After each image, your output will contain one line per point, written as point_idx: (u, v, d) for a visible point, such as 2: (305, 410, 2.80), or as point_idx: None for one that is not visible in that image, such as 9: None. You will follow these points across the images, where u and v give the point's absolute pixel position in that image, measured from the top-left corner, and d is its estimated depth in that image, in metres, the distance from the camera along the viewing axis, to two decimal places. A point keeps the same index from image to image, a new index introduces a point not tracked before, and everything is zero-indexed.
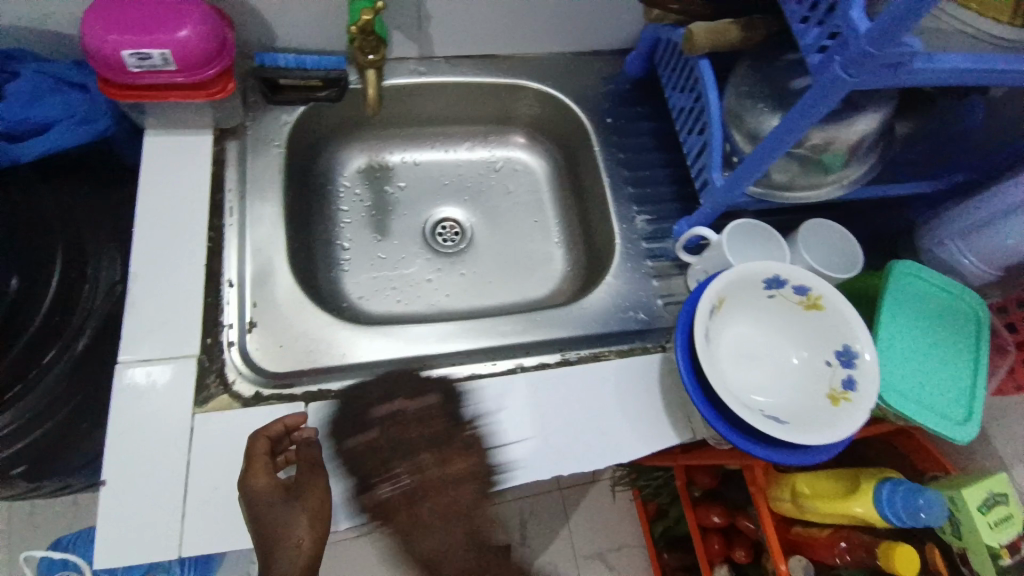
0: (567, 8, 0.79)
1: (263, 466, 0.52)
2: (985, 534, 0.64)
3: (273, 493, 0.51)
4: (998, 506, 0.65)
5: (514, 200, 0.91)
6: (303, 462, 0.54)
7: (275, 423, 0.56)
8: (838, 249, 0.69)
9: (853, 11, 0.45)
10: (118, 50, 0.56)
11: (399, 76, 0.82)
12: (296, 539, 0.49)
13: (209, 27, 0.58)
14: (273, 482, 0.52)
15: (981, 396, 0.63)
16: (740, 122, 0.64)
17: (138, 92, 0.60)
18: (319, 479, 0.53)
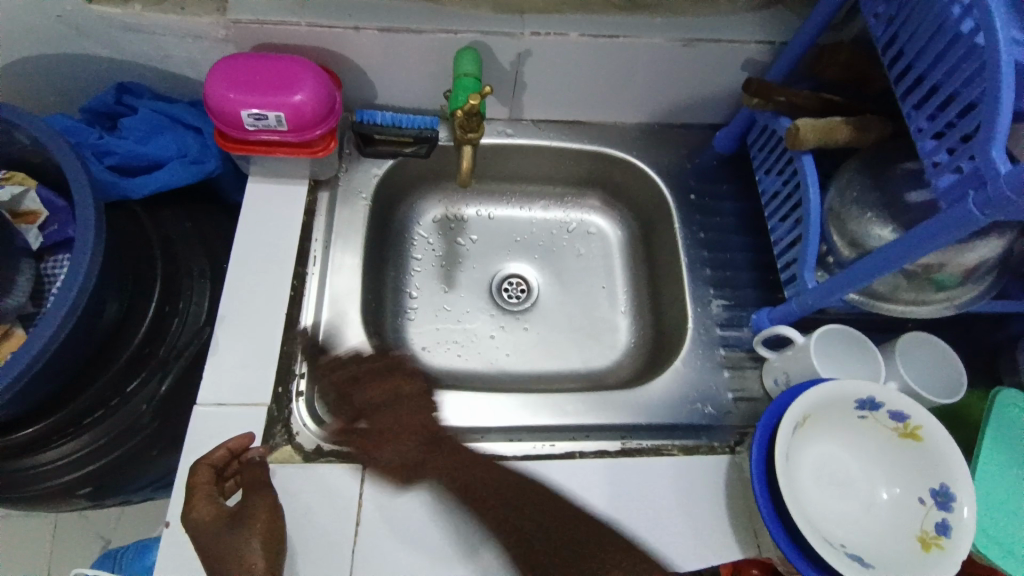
0: (660, 85, 0.79)
1: (204, 497, 0.53)
2: None
3: (216, 520, 0.52)
4: None
5: (583, 263, 0.90)
6: (246, 486, 0.55)
7: (216, 451, 0.56)
8: (942, 372, 0.62)
9: (994, 150, 0.42)
10: (239, 109, 0.60)
11: (488, 136, 0.84)
12: (246, 562, 0.51)
13: (321, 90, 0.61)
14: (217, 511, 0.53)
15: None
16: (843, 225, 0.61)
17: (251, 146, 0.64)
18: (260, 500, 0.54)
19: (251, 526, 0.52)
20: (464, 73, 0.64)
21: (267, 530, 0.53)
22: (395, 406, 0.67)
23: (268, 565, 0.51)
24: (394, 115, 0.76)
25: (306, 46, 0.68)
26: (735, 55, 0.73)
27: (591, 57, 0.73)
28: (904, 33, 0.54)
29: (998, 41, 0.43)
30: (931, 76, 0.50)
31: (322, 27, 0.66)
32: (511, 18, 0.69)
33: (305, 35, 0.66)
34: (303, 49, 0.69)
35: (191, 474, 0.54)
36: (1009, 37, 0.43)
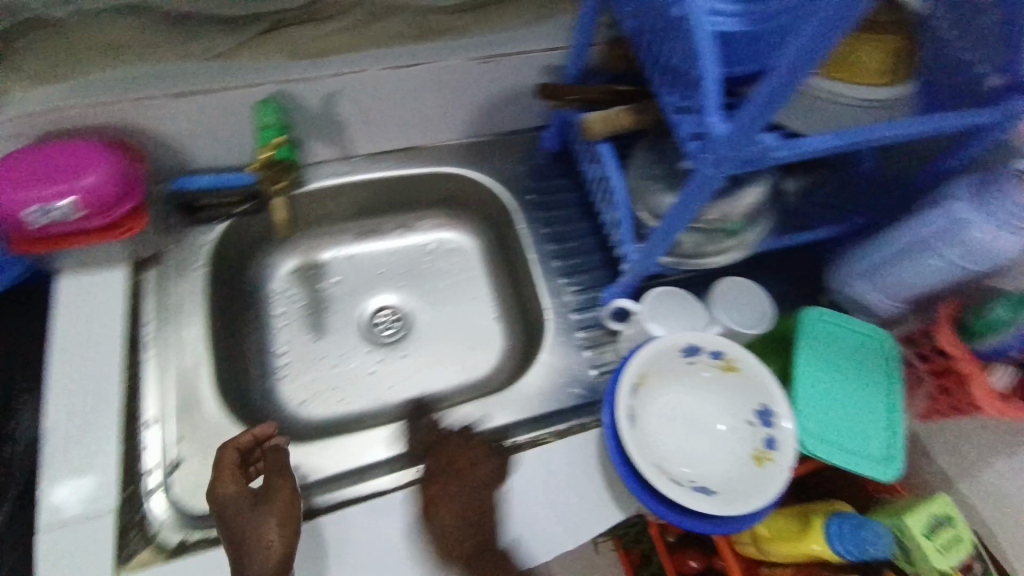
0: (474, 101, 0.84)
1: (229, 472, 0.57)
2: (937, 562, 0.64)
3: (239, 498, 0.56)
4: (944, 530, 0.66)
5: (449, 280, 0.93)
6: (270, 469, 0.59)
7: (243, 436, 0.60)
8: (756, 306, 0.70)
9: (711, 115, 0.49)
10: (22, 207, 0.57)
11: (322, 178, 0.84)
12: (265, 541, 0.53)
13: (115, 170, 0.60)
14: (240, 490, 0.56)
15: (903, 427, 0.65)
16: (645, 200, 0.70)
17: (51, 242, 0.61)
18: (281, 485, 0.57)
19: (271, 506, 0.55)
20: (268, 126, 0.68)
21: (286, 510, 0.55)
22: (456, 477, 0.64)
23: (283, 550, 0.53)
24: (213, 177, 0.75)
25: (96, 126, 0.66)
26: (530, 64, 0.79)
27: (398, 86, 0.76)
28: (642, 22, 0.61)
29: (693, 15, 0.50)
30: (665, 58, 0.58)
31: (107, 105, 0.65)
32: (305, 63, 0.71)
33: (90, 115, 0.65)
34: (94, 129, 0.66)
35: (219, 454, 0.59)
36: (701, 9, 0.50)
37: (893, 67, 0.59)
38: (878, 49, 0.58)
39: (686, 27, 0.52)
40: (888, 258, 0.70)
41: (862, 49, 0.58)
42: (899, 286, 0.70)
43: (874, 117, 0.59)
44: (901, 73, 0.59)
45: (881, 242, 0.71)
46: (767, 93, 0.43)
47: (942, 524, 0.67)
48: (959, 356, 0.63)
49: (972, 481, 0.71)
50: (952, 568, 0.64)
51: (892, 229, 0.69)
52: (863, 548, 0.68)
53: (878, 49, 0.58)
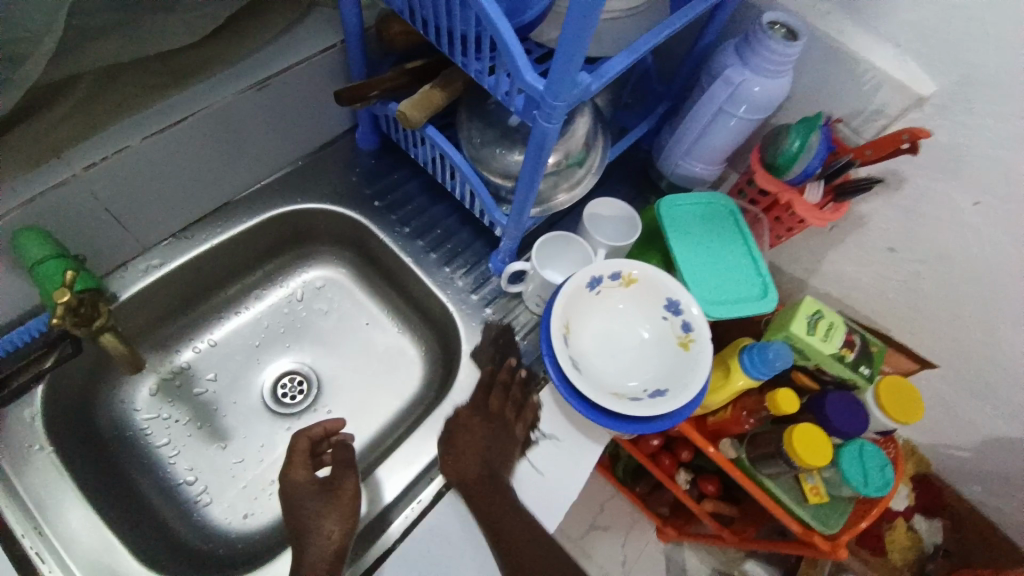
0: (271, 130, 0.75)
1: (300, 462, 0.66)
2: (825, 348, 0.82)
3: (308, 485, 0.64)
4: (820, 322, 0.84)
5: (333, 318, 0.87)
6: (338, 462, 0.66)
7: (316, 429, 0.68)
8: (620, 220, 0.77)
9: (526, 74, 0.50)
10: None
11: (135, 281, 0.71)
12: (326, 531, 0.60)
13: None
14: (309, 477, 0.65)
15: (764, 263, 0.76)
16: (488, 164, 0.70)
17: None
18: (348, 476, 0.64)
19: (334, 495, 0.62)
20: (43, 270, 0.55)
21: (348, 502, 0.62)
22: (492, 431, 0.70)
23: (341, 540, 0.59)
24: (1, 339, 0.60)
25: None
26: (313, 70, 0.72)
27: (178, 149, 0.65)
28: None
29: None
30: (455, 28, 0.57)
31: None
32: (49, 166, 0.57)
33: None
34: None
35: (292, 444, 0.66)
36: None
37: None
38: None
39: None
40: (701, 132, 0.79)
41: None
42: (717, 151, 0.81)
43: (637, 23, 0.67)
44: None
45: (690, 121, 0.80)
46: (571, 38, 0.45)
47: (817, 318, 0.84)
48: (781, 191, 0.75)
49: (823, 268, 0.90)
50: (835, 347, 0.83)
51: (693, 106, 0.78)
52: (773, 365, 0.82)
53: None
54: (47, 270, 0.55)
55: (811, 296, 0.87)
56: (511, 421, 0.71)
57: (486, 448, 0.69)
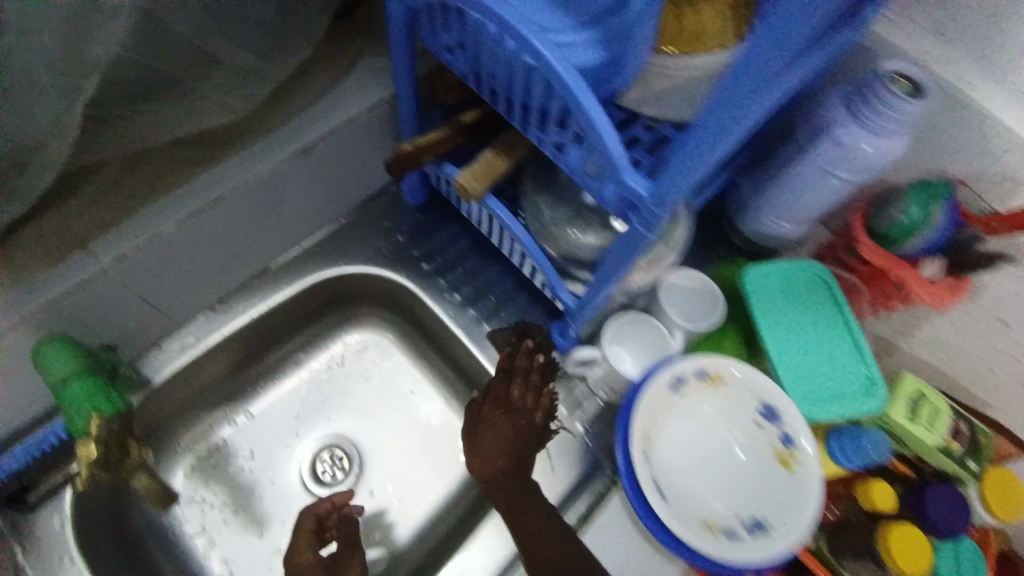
0: (314, 193, 0.68)
1: (307, 538, 0.62)
2: (930, 438, 0.71)
3: (312, 569, 0.60)
4: (923, 406, 0.72)
5: (376, 383, 0.80)
6: (343, 539, 0.64)
7: (323, 502, 0.64)
8: (700, 294, 0.67)
9: (625, 174, 0.41)
10: None
11: (169, 363, 0.66)
12: None
13: None
14: (313, 560, 0.61)
15: (870, 352, 0.68)
16: (552, 241, 0.60)
17: None
18: (354, 560, 0.63)
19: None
20: (76, 413, 0.52)
21: None
22: (512, 416, 0.66)
23: None
24: (25, 446, 0.58)
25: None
26: (358, 132, 0.64)
27: (211, 229, 0.59)
28: (471, 58, 0.48)
29: (550, 59, 0.40)
30: (518, 99, 0.46)
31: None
32: (73, 260, 0.51)
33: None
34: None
35: (299, 520, 0.63)
36: (554, 49, 0.40)
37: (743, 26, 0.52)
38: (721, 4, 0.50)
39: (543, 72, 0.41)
40: (794, 192, 0.68)
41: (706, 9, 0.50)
42: (812, 211, 0.69)
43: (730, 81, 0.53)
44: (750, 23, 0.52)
45: (782, 180, 0.68)
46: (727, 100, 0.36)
47: (919, 401, 0.73)
48: (891, 266, 0.66)
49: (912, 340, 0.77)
50: (941, 438, 0.71)
51: (786, 164, 0.67)
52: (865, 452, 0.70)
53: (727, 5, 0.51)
54: (79, 414, 0.52)
55: (910, 373, 0.76)
56: (538, 405, 0.67)
57: (513, 445, 0.64)
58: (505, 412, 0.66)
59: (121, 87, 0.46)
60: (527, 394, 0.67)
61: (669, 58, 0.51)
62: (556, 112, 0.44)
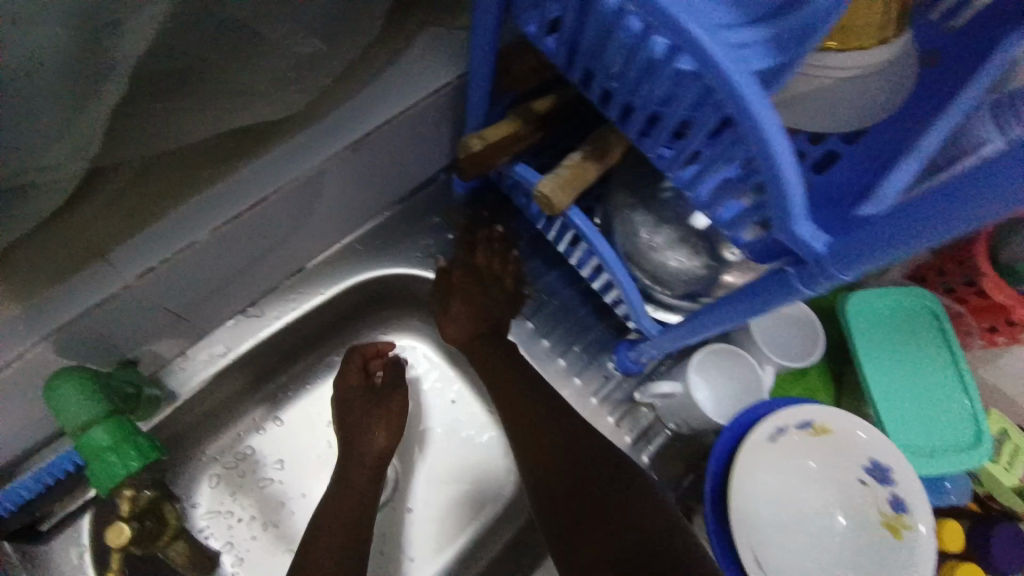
0: (362, 187, 0.59)
1: (355, 375, 0.65)
2: (1005, 480, 0.64)
3: (359, 390, 0.65)
4: (1004, 445, 0.64)
5: (416, 391, 0.71)
6: (388, 379, 0.66)
7: (370, 344, 0.67)
8: (793, 326, 0.61)
9: (798, 224, 0.32)
10: None
11: (197, 374, 0.59)
12: (375, 439, 0.63)
13: None
14: (361, 385, 0.65)
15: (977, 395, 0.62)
16: (645, 265, 0.52)
17: None
18: (396, 395, 0.65)
19: (378, 411, 0.64)
20: (100, 471, 0.45)
21: (389, 413, 0.64)
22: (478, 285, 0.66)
23: (386, 446, 0.63)
24: (36, 473, 0.50)
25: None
26: (418, 120, 0.54)
27: (248, 232, 0.50)
28: (585, 48, 0.38)
29: (721, 65, 0.29)
30: (648, 109, 0.37)
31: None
32: (93, 276, 0.43)
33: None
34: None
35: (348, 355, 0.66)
36: (728, 50, 0.30)
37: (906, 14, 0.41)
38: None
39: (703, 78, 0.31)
40: None
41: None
42: None
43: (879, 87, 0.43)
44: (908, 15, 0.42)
45: None
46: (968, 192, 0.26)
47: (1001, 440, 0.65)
48: (1017, 305, 0.58)
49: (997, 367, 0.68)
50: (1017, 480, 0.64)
51: None
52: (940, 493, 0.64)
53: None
54: (104, 472, 0.45)
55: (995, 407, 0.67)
56: (501, 275, 0.68)
57: (478, 301, 0.66)
58: (456, 295, 0.67)
59: (158, 82, 0.37)
60: (484, 263, 0.67)
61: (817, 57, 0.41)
62: (703, 132, 0.35)
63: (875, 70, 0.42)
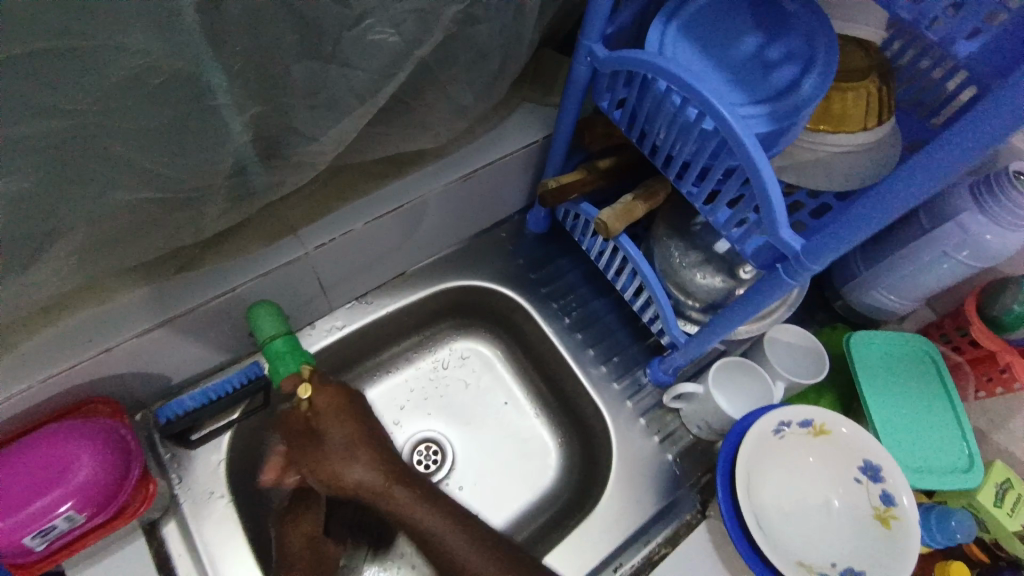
0: (462, 212, 0.77)
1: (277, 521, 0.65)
2: (1009, 524, 0.68)
3: (285, 514, 0.65)
4: (1009, 493, 0.70)
5: (476, 391, 0.85)
6: (292, 504, 0.65)
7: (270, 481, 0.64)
8: (804, 354, 0.72)
9: (782, 229, 0.47)
10: (19, 539, 0.49)
11: (320, 340, 0.77)
12: (294, 544, 0.62)
13: (101, 453, 0.53)
14: (285, 518, 0.64)
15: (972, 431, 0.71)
16: (678, 281, 0.67)
17: (66, 548, 0.54)
18: (304, 513, 0.64)
19: (298, 526, 0.63)
20: (280, 366, 0.58)
21: (305, 526, 0.63)
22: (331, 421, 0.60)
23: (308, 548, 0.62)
24: (203, 389, 0.65)
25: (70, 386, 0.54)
26: (515, 162, 0.73)
27: (383, 232, 0.68)
28: (641, 114, 0.56)
29: (731, 122, 0.47)
30: (680, 156, 0.54)
31: (78, 367, 0.53)
32: (285, 244, 0.62)
33: (65, 379, 0.53)
34: (57, 393, 0.54)
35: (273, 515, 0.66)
36: (735, 116, 0.47)
37: (882, 110, 0.59)
38: (863, 92, 0.58)
39: (720, 131, 0.48)
40: (915, 270, 0.73)
41: (848, 96, 0.58)
42: (926, 289, 0.74)
43: (871, 159, 0.60)
44: (887, 111, 0.59)
45: (903, 258, 0.73)
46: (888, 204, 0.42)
47: (1005, 487, 0.70)
48: (1000, 349, 0.70)
49: (1006, 432, 0.73)
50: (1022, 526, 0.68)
51: (909, 246, 0.72)
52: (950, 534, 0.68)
53: (866, 93, 0.59)
54: (283, 367, 0.59)
55: (999, 458, 0.72)
56: (318, 406, 0.60)
57: (346, 415, 0.61)
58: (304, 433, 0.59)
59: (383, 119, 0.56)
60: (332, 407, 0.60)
61: (818, 135, 0.58)
62: (717, 171, 0.51)
63: (864, 147, 0.59)
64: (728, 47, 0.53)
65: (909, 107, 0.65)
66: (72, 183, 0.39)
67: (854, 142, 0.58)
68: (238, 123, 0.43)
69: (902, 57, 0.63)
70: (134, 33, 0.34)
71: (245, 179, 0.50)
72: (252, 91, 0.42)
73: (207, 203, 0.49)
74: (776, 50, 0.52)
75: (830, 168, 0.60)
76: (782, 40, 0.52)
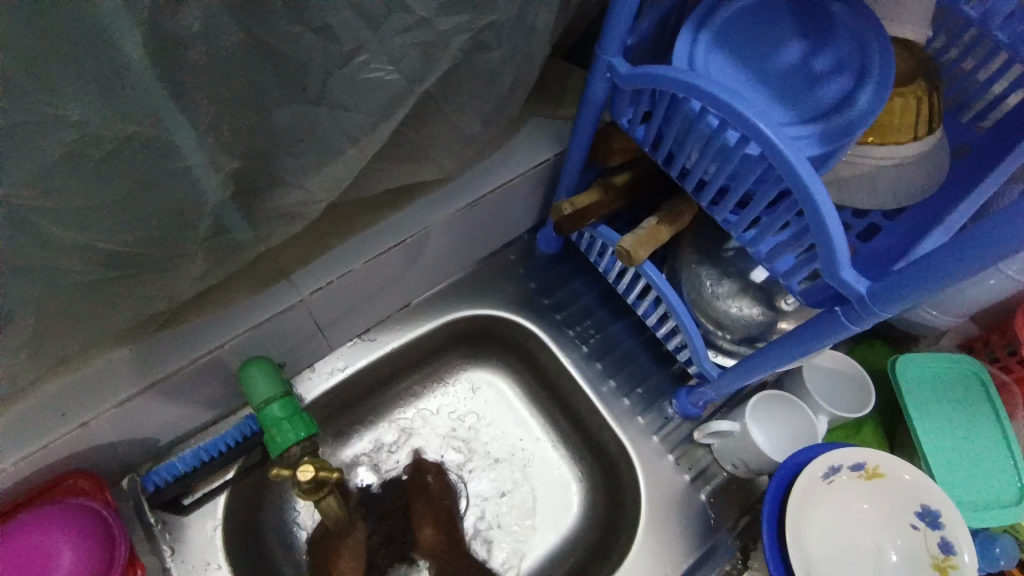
0: (469, 238, 0.72)
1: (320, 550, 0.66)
2: None
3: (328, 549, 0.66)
4: None
5: (490, 423, 0.78)
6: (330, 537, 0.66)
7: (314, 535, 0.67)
8: (845, 383, 0.67)
9: (844, 271, 0.41)
10: None
11: (321, 384, 0.72)
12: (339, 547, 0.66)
13: (85, 537, 0.50)
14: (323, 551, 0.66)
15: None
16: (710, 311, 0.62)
17: None
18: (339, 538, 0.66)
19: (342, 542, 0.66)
20: (279, 436, 0.55)
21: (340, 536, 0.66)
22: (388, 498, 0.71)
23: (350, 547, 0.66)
24: (195, 450, 0.61)
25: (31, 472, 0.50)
26: (524, 184, 0.67)
27: (384, 268, 0.63)
28: (669, 133, 0.50)
29: (782, 150, 0.40)
30: (717, 181, 0.48)
31: (56, 445, 0.49)
32: (279, 289, 0.56)
33: (39, 458, 0.49)
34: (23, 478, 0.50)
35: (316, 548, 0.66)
36: (785, 139, 0.41)
37: (933, 118, 0.50)
38: (913, 99, 0.49)
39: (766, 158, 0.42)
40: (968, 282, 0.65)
41: (896, 102, 0.49)
42: (972, 302, 0.68)
43: (919, 173, 0.52)
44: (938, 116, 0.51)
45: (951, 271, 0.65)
46: (974, 244, 0.36)
47: None
48: None
49: None
50: None
51: None
52: (993, 560, 0.63)
53: (914, 100, 0.50)
54: (283, 436, 0.55)
55: None
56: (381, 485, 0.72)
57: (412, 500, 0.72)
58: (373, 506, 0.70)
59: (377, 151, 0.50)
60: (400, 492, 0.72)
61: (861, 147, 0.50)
62: (763, 200, 0.45)
63: (912, 158, 0.51)
64: (767, 59, 0.47)
65: (953, 107, 0.56)
66: (32, 256, 0.36)
67: (902, 152, 0.50)
68: (212, 180, 0.40)
69: (944, 55, 0.53)
70: (71, 101, 0.30)
71: (224, 238, 0.46)
72: (225, 146, 0.38)
73: (183, 264, 0.45)
74: (824, 60, 0.46)
75: (876, 180, 0.52)
76: (829, 48, 0.46)
